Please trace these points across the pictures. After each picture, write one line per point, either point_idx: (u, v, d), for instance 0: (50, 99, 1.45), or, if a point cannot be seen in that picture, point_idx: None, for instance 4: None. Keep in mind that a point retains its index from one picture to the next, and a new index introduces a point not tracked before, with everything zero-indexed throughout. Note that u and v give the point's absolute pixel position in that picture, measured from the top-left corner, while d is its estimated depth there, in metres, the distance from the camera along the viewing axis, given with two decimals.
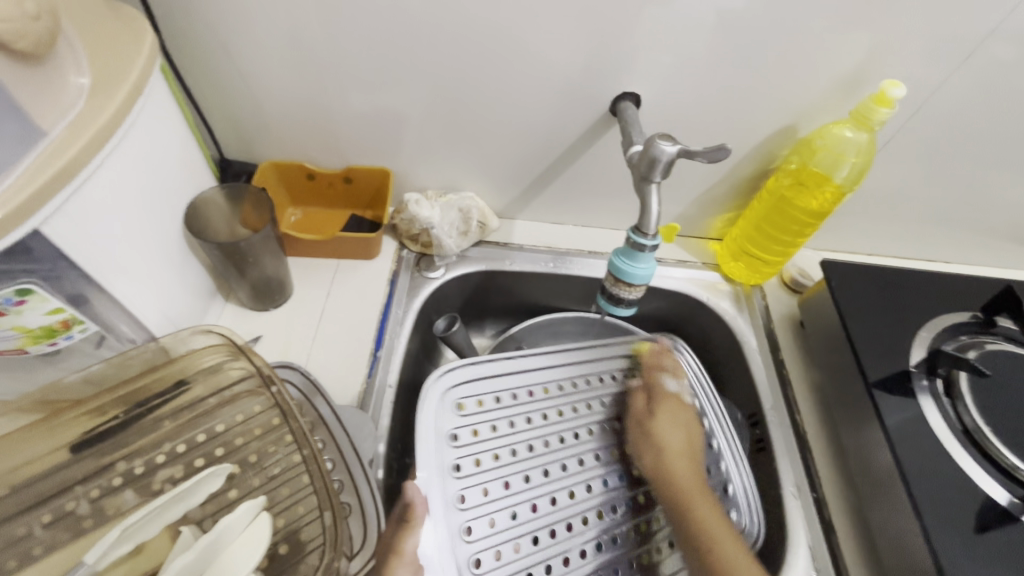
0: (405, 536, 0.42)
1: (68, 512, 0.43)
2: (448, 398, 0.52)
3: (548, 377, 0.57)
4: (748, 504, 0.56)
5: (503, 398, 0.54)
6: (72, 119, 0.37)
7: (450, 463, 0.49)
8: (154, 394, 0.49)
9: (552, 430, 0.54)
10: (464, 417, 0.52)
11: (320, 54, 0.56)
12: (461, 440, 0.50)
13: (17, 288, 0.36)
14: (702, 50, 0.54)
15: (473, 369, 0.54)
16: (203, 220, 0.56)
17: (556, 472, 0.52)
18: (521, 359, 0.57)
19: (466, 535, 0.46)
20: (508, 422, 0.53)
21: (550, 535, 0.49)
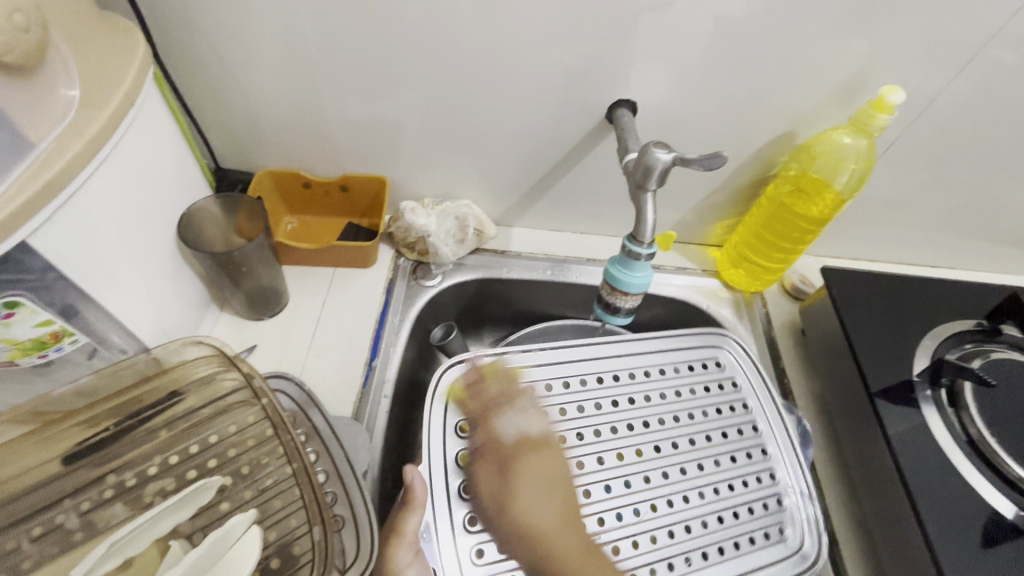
0: (406, 517, 0.44)
1: (57, 526, 0.43)
2: (466, 390, 0.53)
3: (583, 370, 0.56)
4: (803, 508, 0.53)
5: (535, 391, 0.54)
6: (63, 130, 0.37)
7: (457, 456, 0.50)
8: (147, 405, 0.49)
9: (589, 424, 0.53)
10: (475, 412, 0.52)
11: (315, 63, 0.56)
12: (474, 431, 0.52)
13: (5, 301, 0.36)
14: (698, 57, 0.54)
15: (500, 362, 0.55)
16: (198, 229, 0.56)
17: (591, 466, 0.51)
18: (563, 351, 0.57)
19: (469, 525, 0.48)
20: (539, 415, 0.52)
21: (564, 534, 0.47)
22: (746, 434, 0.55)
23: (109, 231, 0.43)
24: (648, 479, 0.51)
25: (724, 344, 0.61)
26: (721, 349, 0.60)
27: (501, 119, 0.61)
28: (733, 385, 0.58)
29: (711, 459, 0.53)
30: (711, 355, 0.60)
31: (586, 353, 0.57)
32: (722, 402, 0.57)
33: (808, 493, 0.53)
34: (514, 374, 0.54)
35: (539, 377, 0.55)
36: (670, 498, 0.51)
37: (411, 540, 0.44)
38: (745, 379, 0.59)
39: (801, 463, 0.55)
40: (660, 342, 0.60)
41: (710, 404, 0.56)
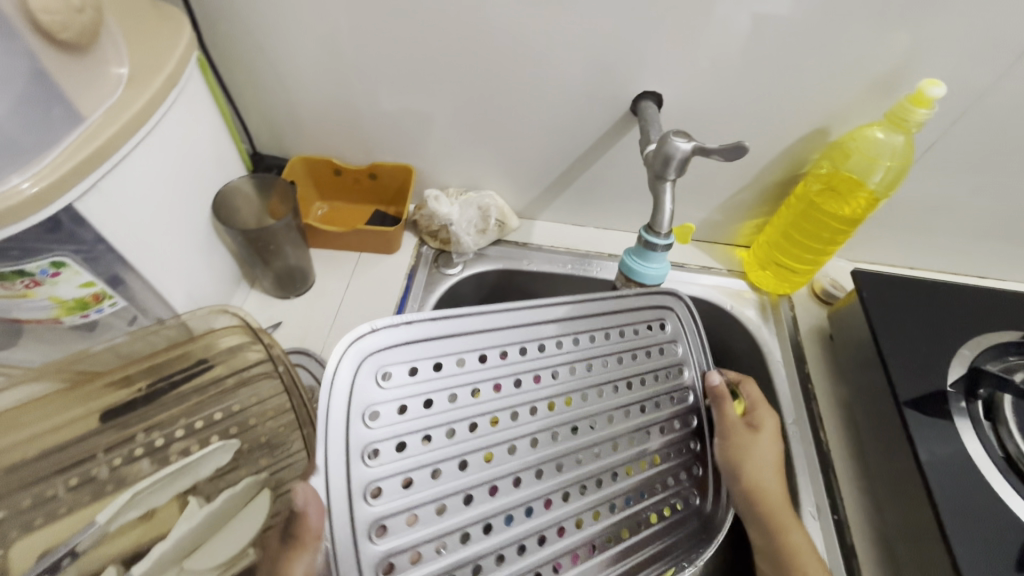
0: (296, 557, 0.33)
1: (92, 478, 0.46)
2: (370, 364, 0.40)
3: (509, 341, 0.45)
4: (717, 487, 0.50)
5: (443, 366, 0.42)
6: (110, 106, 0.40)
7: (364, 446, 0.38)
8: (177, 370, 0.51)
9: (507, 405, 0.43)
10: (386, 390, 0.40)
11: (346, 53, 0.58)
12: (382, 418, 0.39)
13: (52, 261, 0.39)
14: (726, 49, 0.53)
15: (405, 331, 0.41)
16: (232, 208, 0.58)
17: (522, 450, 0.43)
18: (483, 319, 0.45)
19: (377, 532, 0.36)
20: (448, 395, 0.42)
21: (484, 530, 0.40)
22: (683, 402, 0.51)
23: (150, 204, 0.46)
24: (584, 461, 0.45)
25: (675, 308, 0.53)
26: (668, 315, 0.53)
27: (524, 111, 0.61)
28: (674, 350, 0.52)
29: (645, 432, 0.48)
30: (656, 320, 0.52)
31: (513, 320, 0.46)
32: (659, 370, 0.51)
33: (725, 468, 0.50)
34: (421, 344, 0.42)
35: (448, 348, 0.43)
36: (599, 477, 0.45)
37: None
38: (687, 347, 0.53)
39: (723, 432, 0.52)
40: (601, 304, 0.50)
41: (648, 372, 0.50)
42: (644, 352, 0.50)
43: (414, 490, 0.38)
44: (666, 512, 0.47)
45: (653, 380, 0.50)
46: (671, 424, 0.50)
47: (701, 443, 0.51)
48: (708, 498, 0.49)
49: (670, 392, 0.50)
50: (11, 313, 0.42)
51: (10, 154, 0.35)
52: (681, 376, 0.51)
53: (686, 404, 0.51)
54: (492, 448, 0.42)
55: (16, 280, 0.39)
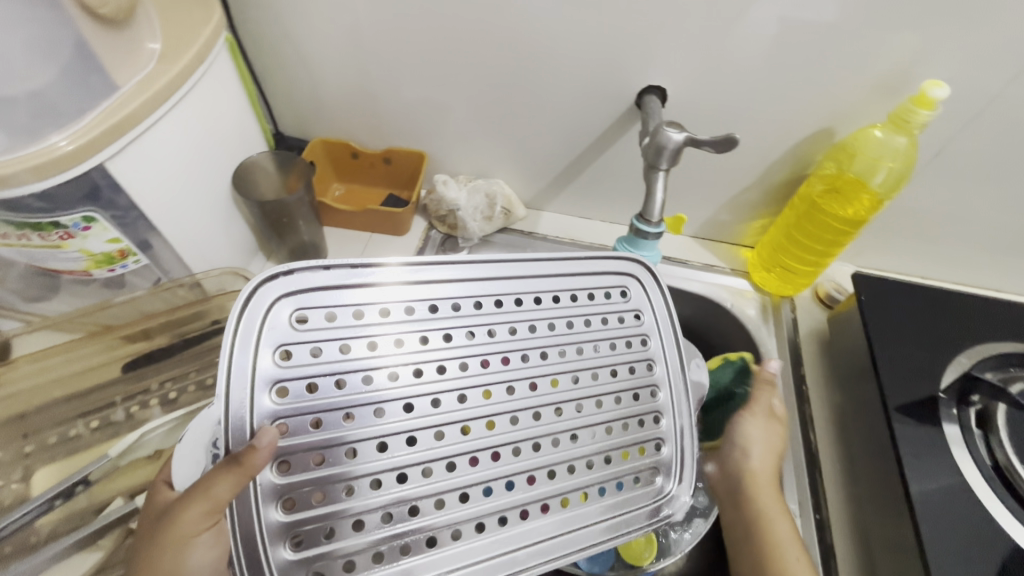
0: (222, 481, 0.32)
1: (111, 421, 0.51)
2: (280, 307, 0.36)
3: (448, 292, 0.41)
4: (682, 469, 0.47)
5: (364, 312, 0.38)
6: (143, 76, 0.44)
7: (268, 387, 0.35)
8: (193, 329, 0.56)
9: (435, 358, 0.39)
10: (300, 333, 0.37)
11: (364, 39, 0.61)
12: (293, 359, 0.36)
13: (82, 216, 0.43)
14: (729, 47, 0.54)
15: (322, 274, 0.37)
16: (252, 180, 0.62)
17: (447, 405, 0.39)
18: (417, 266, 0.40)
19: (278, 470, 0.35)
20: (366, 341, 0.38)
21: (397, 481, 0.37)
22: (641, 375, 0.47)
23: (175, 173, 0.49)
24: (517, 421, 0.41)
25: (636, 272, 0.49)
26: (630, 281, 0.49)
27: (532, 103, 0.64)
28: (636, 319, 0.48)
29: (597, 400, 0.44)
30: (618, 286, 0.48)
31: (455, 271, 0.42)
32: (621, 337, 0.47)
33: (691, 449, 0.47)
34: (338, 290, 0.38)
35: (372, 294, 0.39)
36: (538, 441, 0.42)
37: (216, 509, 0.33)
38: (652, 313, 0.49)
39: (689, 408, 0.48)
40: (555, 264, 0.46)
41: (609, 339, 0.46)
42: (604, 317, 0.47)
43: (320, 434, 0.36)
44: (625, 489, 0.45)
45: (612, 347, 0.46)
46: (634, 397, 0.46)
47: (665, 417, 0.47)
48: (671, 478, 0.46)
49: (631, 361, 0.47)
50: (50, 263, 0.47)
51: (53, 115, 0.40)
52: (644, 346, 0.48)
53: (648, 376, 0.47)
54: (412, 400, 0.38)
55: (51, 231, 0.43)
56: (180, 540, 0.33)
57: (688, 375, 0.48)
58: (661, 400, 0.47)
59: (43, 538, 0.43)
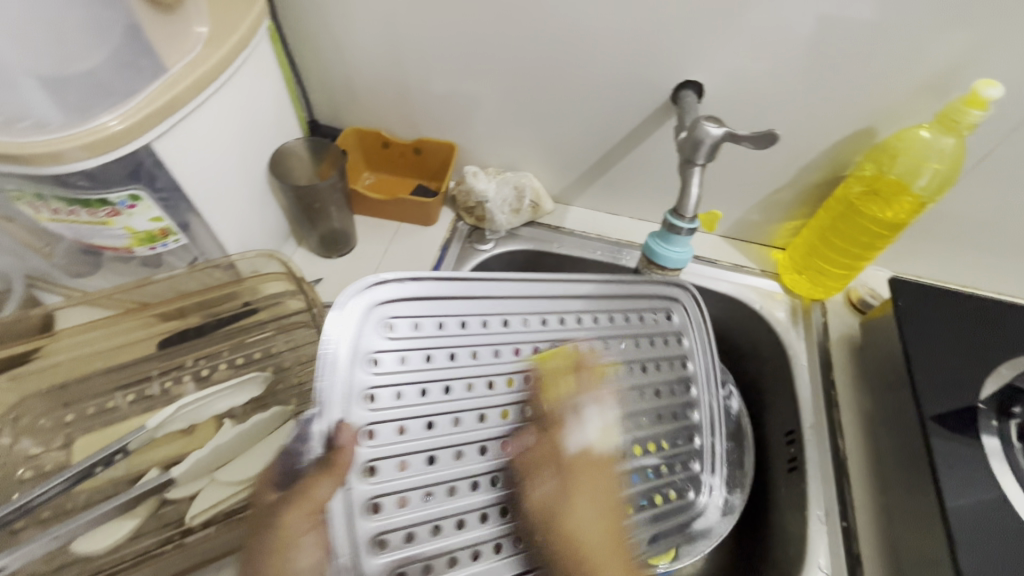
0: (327, 483, 0.35)
1: (147, 395, 0.53)
2: (374, 314, 0.41)
3: (511, 311, 0.48)
4: (712, 481, 0.53)
5: (445, 326, 0.44)
6: (189, 59, 0.45)
7: (362, 390, 0.39)
8: (226, 309, 0.57)
9: (504, 372, 0.45)
10: (392, 341, 0.41)
11: (400, 29, 0.61)
12: (384, 366, 0.41)
13: (129, 194, 0.44)
14: (773, 42, 0.52)
15: (412, 288, 0.43)
16: (287, 166, 0.63)
17: (515, 416, 0.45)
18: (484, 285, 0.46)
19: (368, 474, 0.38)
20: (446, 353, 0.43)
21: (471, 487, 0.42)
22: (681, 396, 0.54)
23: (215, 156, 0.51)
24: None
25: (681, 299, 0.56)
26: (675, 307, 0.56)
27: (565, 96, 0.63)
28: (678, 343, 0.55)
29: (644, 417, 0.51)
30: (664, 310, 0.56)
31: (513, 291, 0.48)
32: (665, 359, 0.54)
33: (720, 462, 0.54)
34: (424, 303, 0.44)
35: (451, 310, 0.45)
36: None
37: (318, 509, 0.35)
38: (692, 339, 0.56)
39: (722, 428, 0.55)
40: (610, 287, 0.53)
41: (654, 361, 0.53)
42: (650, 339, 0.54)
43: (407, 439, 0.40)
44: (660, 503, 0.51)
45: (657, 368, 0.53)
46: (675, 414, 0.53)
47: (700, 437, 0.54)
48: (700, 492, 0.53)
49: (672, 383, 0.54)
50: (95, 239, 0.49)
51: (106, 97, 0.41)
52: (685, 368, 0.55)
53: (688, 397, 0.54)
54: (486, 410, 0.44)
55: (99, 208, 0.45)
56: (283, 547, 0.34)
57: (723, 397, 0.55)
58: (697, 420, 0.54)
59: (81, 504, 0.45)
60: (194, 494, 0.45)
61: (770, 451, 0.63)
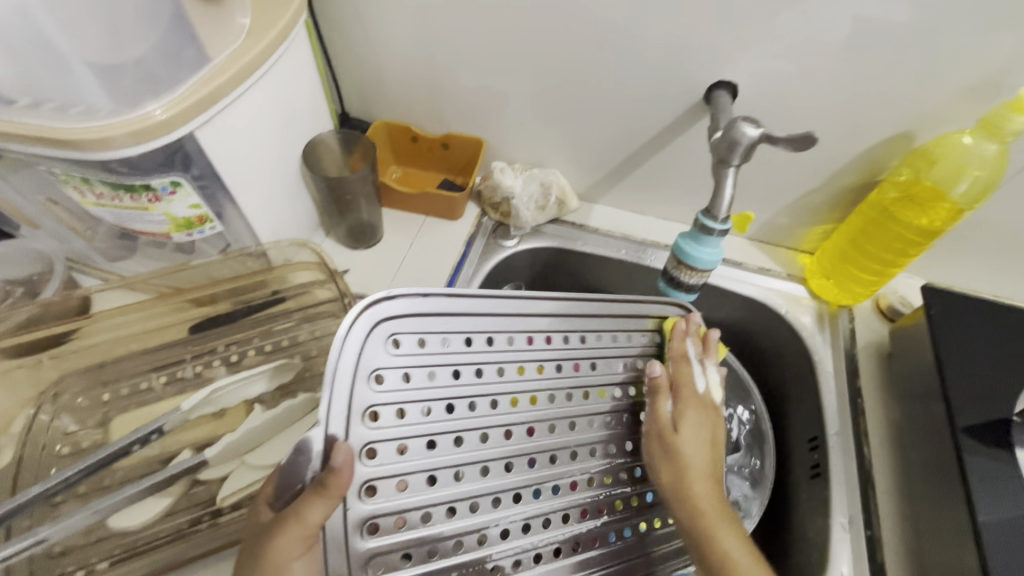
0: (314, 505, 0.33)
1: (179, 377, 0.55)
2: (380, 330, 0.40)
3: (514, 327, 0.47)
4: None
5: (451, 342, 0.43)
6: (232, 50, 0.45)
7: (363, 408, 0.38)
8: (256, 296, 0.58)
9: (509, 391, 0.45)
10: (398, 356, 0.41)
11: (434, 24, 0.61)
12: (387, 383, 0.40)
13: (171, 180, 0.45)
14: (813, 43, 0.51)
15: (420, 303, 0.42)
16: (319, 158, 0.64)
17: (516, 437, 0.45)
18: (496, 301, 0.46)
19: (366, 496, 0.38)
20: (452, 371, 0.43)
21: (471, 509, 0.42)
22: None
23: (252, 146, 0.51)
24: (575, 456, 0.48)
25: (691, 315, 0.56)
26: (683, 324, 0.56)
27: (596, 93, 0.63)
28: None
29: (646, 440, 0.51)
30: (671, 329, 0.56)
31: (517, 307, 0.47)
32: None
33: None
34: (430, 318, 0.43)
35: (457, 326, 0.44)
36: (591, 476, 0.49)
37: (308, 533, 0.33)
38: None
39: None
40: (614, 305, 0.53)
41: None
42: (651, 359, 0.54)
43: (410, 459, 0.40)
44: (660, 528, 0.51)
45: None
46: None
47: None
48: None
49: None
50: (137, 224, 0.50)
51: (153, 87, 0.42)
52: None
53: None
54: (489, 430, 0.44)
55: (142, 194, 0.46)
56: (275, 570, 0.33)
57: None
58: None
59: (118, 479, 0.47)
60: (225, 476, 0.47)
61: (792, 457, 0.63)
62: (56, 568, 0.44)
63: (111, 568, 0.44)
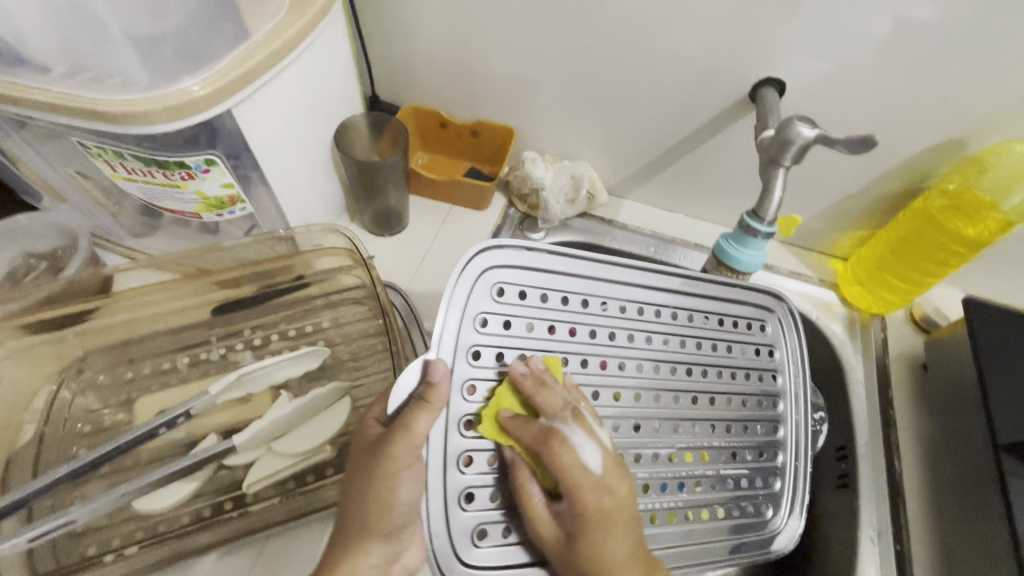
0: (420, 416, 0.37)
1: (202, 359, 0.54)
2: (486, 278, 0.44)
3: (592, 294, 0.48)
4: (791, 499, 0.54)
5: (550, 299, 0.46)
6: (273, 26, 0.44)
7: (468, 347, 0.43)
8: (279, 281, 0.57)
9: (599, 353, 0.48)
10: (499, 304, 0.44)
11: (473, 9, 0.59)
12: (489, 328, 0.44)
13: (205, 158, 0.44)
14: (872, 43, 0.49)
15: (525, 255, 0.45)
16: (350, 141, 0.63)
17: (584, 400, 0.47)
18: (594, 265, 0.48)
19: (464, 429, 0.42)
20: (547, 326, 0.46)
21: None
22: (766, 407, 0.55)
23: (286, 127, 0.50)
24: (638, 428, 0.49)
25: (776, 311, 0.57)
26: (770, 316, 0.57)
27: (636, 86, 0.61)
28: (770, 354, 0.56)
29: (727, 425, 0.54)
30: (758, 321, 0.57)
31: (614, 273, 0.49)
32: (753, 371, 0.56)
33: (803, 485, 0.55)
34: (534, 273, 0.46)
35: (558, 285, 0.47)
36: (657, 453, 0.50)
37: (417, 443, 0.37)
38: (784, 351, 0.57)
39: (807, 449, 0.56)
40: (710, 288, 0.54)
41: (741, 368, 0.55)
42: (741, 346, 0.55)
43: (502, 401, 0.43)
44: (736, 513, 0.53)
45: (744, 378, 0.55)
46: (755, 426, 0.55)
47: (783, 452, 0.55)
48: (778, 509, 0.54)
49: (756, 396, 0.55)
50: (167, 202, 0.49)
51: (189, 63, 0.40)
52: (772, 382, 0.56)
53: (772, 411, 0.56)
54: (576, 389, 0.47)
55: (175, 170, 0.44)
56: (389, 477, 0.36)
57: (811, 421, 0.56)
58: (781, 436, 0.56)
59: (144, 461, 0.46)
60: (253, 462, 0.46)
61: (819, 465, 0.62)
62: (77, 549, 0.44)
63: (141, 551, 0.44)
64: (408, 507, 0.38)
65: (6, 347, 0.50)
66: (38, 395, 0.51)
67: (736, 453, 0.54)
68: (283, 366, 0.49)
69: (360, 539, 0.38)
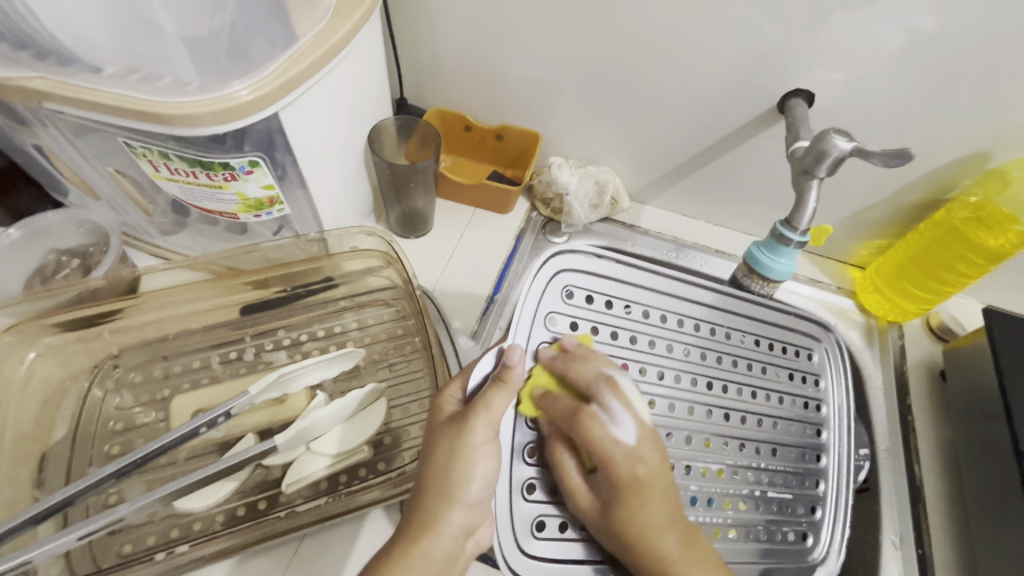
0: (497, 394, 0.39)
1: (234, 358, 0.54)
2: (558, 281, 0.49)
3: (652, 305, 0.52)
4: (834, 527, 0.55)
5: (614, 305, 0.50)
6: (320, 30, 0.44)
7: (539, 343, 0.47)
8: (307, 282, 0.58)
9: (656, 363, 0.51)
10: (568, 305, 0.49)
11: (505, 16, 0.59)
12: (558, 326, 0.48)
13: (249, 160, 0.44)
14: (905, 58, 0.50)
15: (594, 262, 0.50)
16: (379, 143, 0.63)
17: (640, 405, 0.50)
18: (657, 281, 0.52)
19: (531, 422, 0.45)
20: (610, 332, 0.50)
21: None
22: (811, 437, 0.57)
23: (324, 130, 0.50)
24: (691, 441, 0.52)
25: (823, 341, 0.60)
26: (816, 346, 0.59)
27: (664, 97, 0.61)
28: (815, 384, 0.58)
29: (773, 448, 0.55)
30: (805, 349, 0.59)
31: (672, 289, 0.53)
32: (799, 398, 0.57)
33: (845, 514, 0.55)
34: (602, 281, 0.50)
35: (620, 293, 0.51)
36: (706, 467, 0.52)
37: (495, 420, 0.38)
38: (831, 383, 0.59)
39: (850, 480, 0.56)
40: (756, 312, 0.57)
41: (787, 394, 0.57)
42: (787, 371, 0.57)
43: None
44: (776, 536, 0.54)
45: (791, 404, 0.57)
46: (800, 452, 0.56)
47: (824, 481, 0.56)
48: (819, 537, 0.55)
49: (803, 423, 0.57)
50: (206, 202, 0.49)
51: (238, 69, 0.41)
52: (816, 411, 0.58)
53: (815, 439, 0.57)
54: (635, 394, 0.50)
55: (219, 171, 0.45)
56: (468, 448, 0.37)
57: (855, 453, 0.57)
58: (823, 464, 0.57)
59: (181, 459, 0.48)
60: (290, 462, 0.47)
61: None
62: (113, 548, 0.44)
63: (192, 549, 0.44)
64: (486, 480, 0.38)
65: (42, 344, 0.50)
66: (70, 392, 0.51)
67: (781, 476, 0.55)
68: (320, 363, 0.50)
69: (438, 507, 0.37)
